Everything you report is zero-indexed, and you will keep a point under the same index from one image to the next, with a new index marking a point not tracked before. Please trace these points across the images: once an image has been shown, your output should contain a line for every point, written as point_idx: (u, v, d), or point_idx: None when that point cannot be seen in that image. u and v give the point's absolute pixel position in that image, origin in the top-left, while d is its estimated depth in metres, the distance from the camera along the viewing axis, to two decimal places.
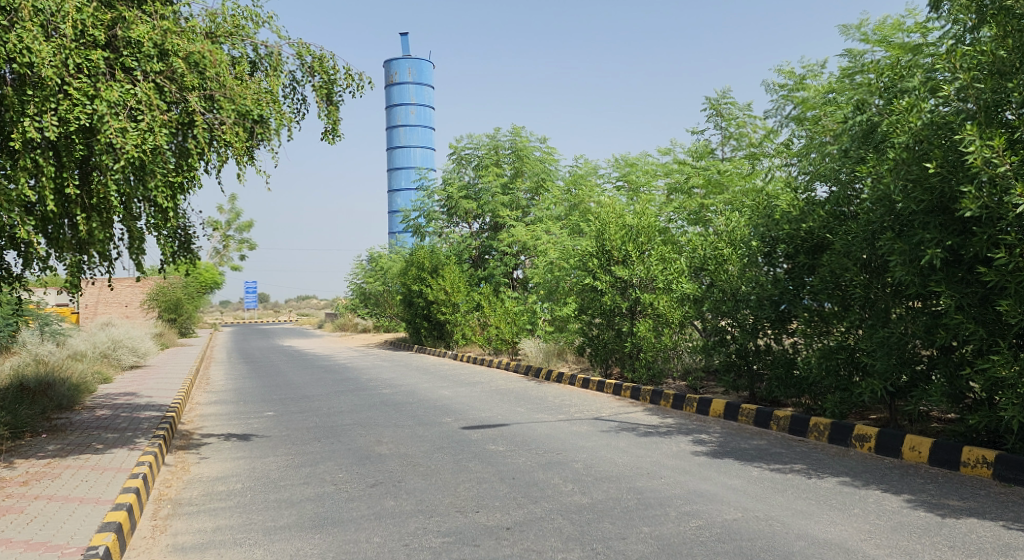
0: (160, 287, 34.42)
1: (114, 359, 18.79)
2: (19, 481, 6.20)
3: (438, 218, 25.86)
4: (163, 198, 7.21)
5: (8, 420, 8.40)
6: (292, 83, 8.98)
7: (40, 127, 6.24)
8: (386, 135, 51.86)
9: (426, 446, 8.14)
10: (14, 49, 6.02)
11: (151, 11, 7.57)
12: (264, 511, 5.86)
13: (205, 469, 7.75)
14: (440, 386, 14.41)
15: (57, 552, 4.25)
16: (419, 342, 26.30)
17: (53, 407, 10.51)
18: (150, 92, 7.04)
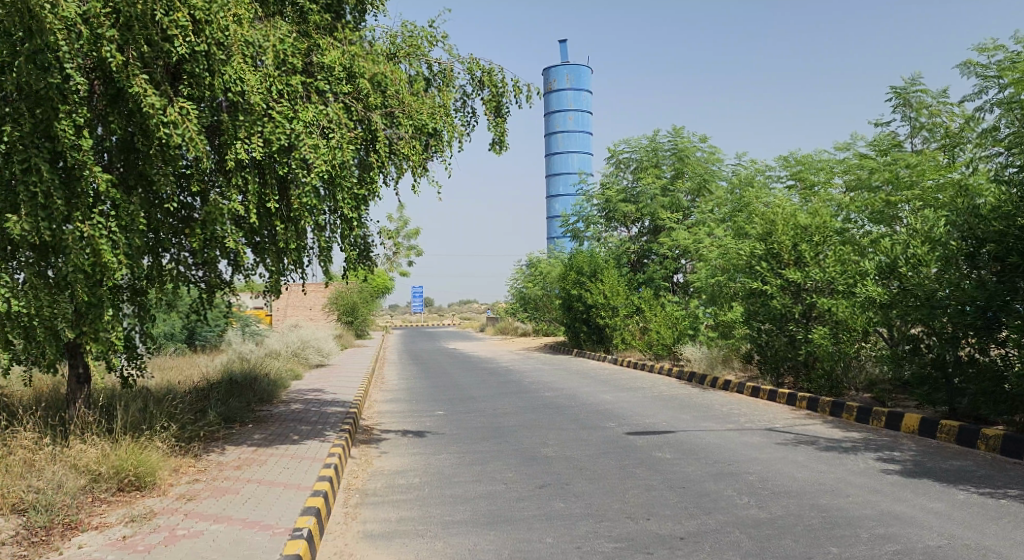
0: (338, 292, 37.12)
1: (302, 358, 20.46)
2: (233, 465, 6.94)
3: (596, 222, 26.45)
4: (348, 210, 7.78)
5: (221, 411, 9.42)
6: (462, 97, 9.39)
7: (248, 148, 6.99)
8: (545, 142, 52.61)
9: (591, 450, 8.17)
10: (229, 81, 6.77)
11: (341, 38, 8.26)
12: (442, 505, 6.16)
13: (385, 463, 8.26)
14: (602, 391, 14.39)
15: (269, 531, 4.72)
16: (579, 346, 26.40)
17: (256, 400, 11.65)
18: (340, 112, 7.65)
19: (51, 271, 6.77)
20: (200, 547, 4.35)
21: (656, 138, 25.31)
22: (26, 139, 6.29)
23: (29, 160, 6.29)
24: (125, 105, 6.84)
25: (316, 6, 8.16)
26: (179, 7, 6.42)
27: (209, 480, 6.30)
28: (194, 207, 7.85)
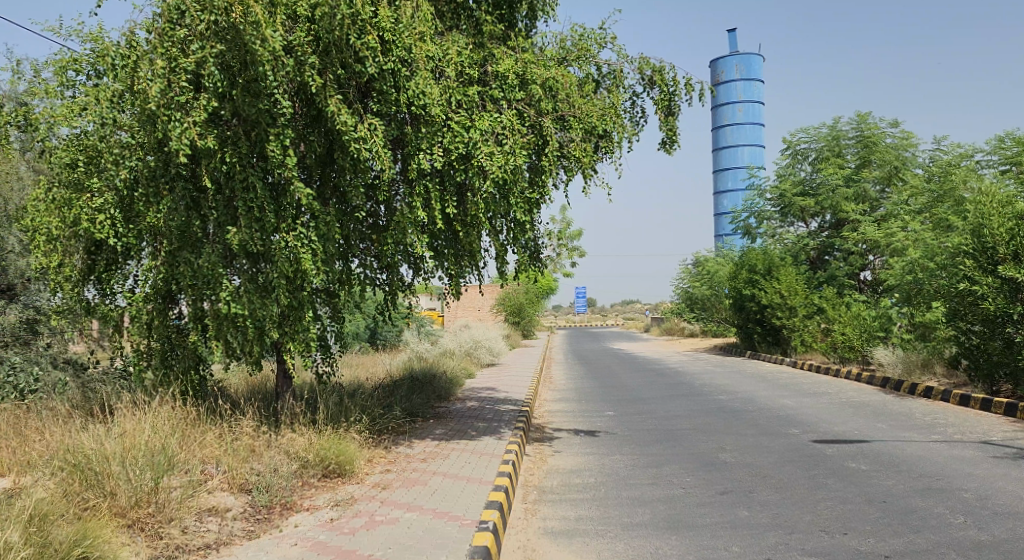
0: (504, 293, 38.02)
1: (474, 357, 21.21)
2: (420, 458, 7.34)
3: (770, 217, 25.20)
4: (521, 213, 7.97)
5: (405, 406, 9.99)
6: (632, 97, 9.30)
7: (430, 158, 7.36)
8: (712, 136, 50.86)
9: (774, 457, 7.80)
10: (413, 96, 7.15)
11: (514, 46, 8.46)
12: (620, 507, 6.14)
13: (560, 461, 8.37)
14: (782, 395, 13.67)
15: (458, 522, 4.95)
16: (753, 348, 25.26)
17: (435, 397, 12.21)
18: (514, 118, 7.81)
19: (263, 277, 7.53)
20: (398, 533, 4.66)
21: (838, 125, 23.66)
22: (242, 159, 7.05)
23: (246, 178, 7.06)
24: (323, 124, 7.48)
25: (491, 17, 8.43)
26: (369, 30, 6.91)
27: (399, 471, 6.71)
28: (382, 215, 8.40)
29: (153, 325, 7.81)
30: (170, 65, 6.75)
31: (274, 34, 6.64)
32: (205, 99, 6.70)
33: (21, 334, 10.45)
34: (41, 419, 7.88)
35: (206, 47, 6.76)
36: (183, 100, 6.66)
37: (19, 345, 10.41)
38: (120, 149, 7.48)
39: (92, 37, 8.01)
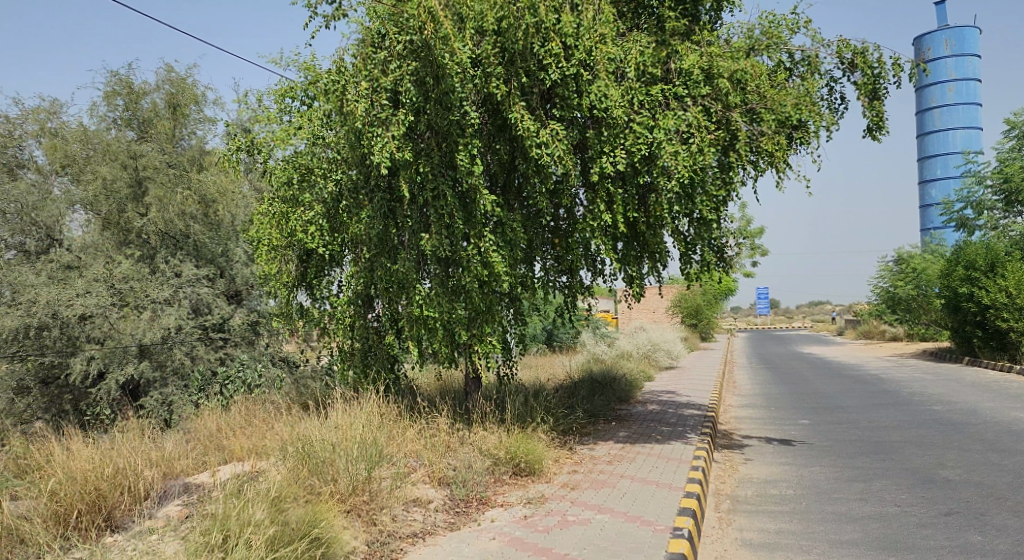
0: (683, 295, 37.02)
1: (654, 360, 20.85)
2: (607, 460, 7.32)
3: (991, 207, 22.64)
4: (707, 213, 7.71)
5: (588, 407, 10.02)
6: (830, 83, 8.70)
7: (612, 161, 7.34)
8: (917, 120, 46.43)
9: (1008, 477, 6.93)
10: (595, 99, 7.16)
11: (699, 40, 8.22)
12: (825, 522, 5.76)
13: (754, 471, 8.00)
14: (1012, 407, 12.14)
15: (652, 527, 4.89)
16: (971, 353, 22.68)
17: (617, 399, 12.13)
18: (699, 115, 7.55)
19: (453, 281, 7.88)
20: (592, 534, 4.69)
21: None
22: (435, 169, 7.45)
23: (438, 188, 7.45)
24: (508, 132, 7.68)
25: (673, 13, 8.24)
26: (553, 37, 7.06)
27: (587, 472, 6.74)
28: (563, 220, 8.48)
29: (356, 326, 8.46)
30: (372, 85, 7.29)
31: (462, 48, 6.97)
32: (402, 114, 7.15)
33: (246, 334, 11.73)
34: (266, 412, 8.79)
35: (403, 66, 7.22)
36: (383, 116, 7.15)
37: (245, 344, 11.69)
38: (328, 164, 8.17)
39: (304, 67, 8.87)
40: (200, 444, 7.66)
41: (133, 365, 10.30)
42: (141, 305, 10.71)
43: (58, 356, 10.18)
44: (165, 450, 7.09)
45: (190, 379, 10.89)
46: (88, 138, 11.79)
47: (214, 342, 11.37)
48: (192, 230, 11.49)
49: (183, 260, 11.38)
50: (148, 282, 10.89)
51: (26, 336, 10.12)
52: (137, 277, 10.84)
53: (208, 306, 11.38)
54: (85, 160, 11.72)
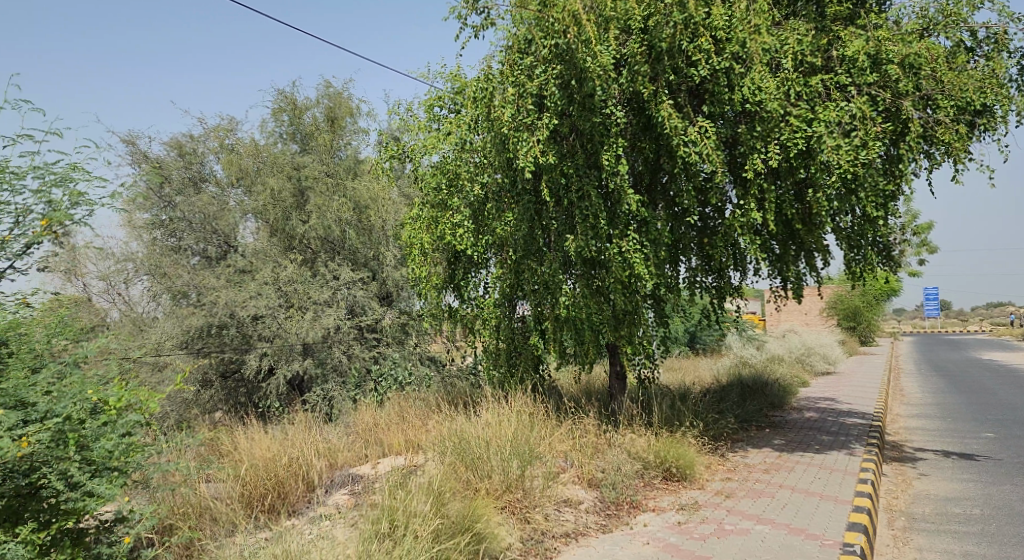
0: (839, 296, 34.80)
1: (808, 365, 19.72)
2: (764, 469, 7.02)
3: None
4: (872, 210, 7.20)
5: (739, 413, 9.64)
6: (1020, 62, 7.87)
7: (766, 156, 7.03)
8: None
9: None
10: (749, 92, 6.88)
11: (865, 24, 7.69)
12: (1020, 547, 5.23)
13: (930, 486, 7.38)
14: None
15: (818, 541, 4.66)
16: None
17: (770, 406, 11.58)
18: (865, 105, 7.07)
19: (599, 282, 7.83)
20: (752, 545, 4.54)
21: None
22: (579, 170, 7.46)
23: (582, 189, 7.43)
24: (654, 131, 7.53)
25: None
26: (702, 32, 6.87)
27: (742, 480, 6.50)
28: (712, 218, 8.22)
29: (502, 327, 8.69)
30: (518, 91, 7.43)
31: (606, 49, 6.95)
32: (547, 117, 7.23)
33: (398, 334, 12.27)
34: (418, 409, 9.16)
35: (548, 70, 7.28)
36: (529, 121, 7.26)
37: (396, 343, 12.24)
38: (475, 168, 8.37)
39: (452, 76, 9.18)
40: (360, 437, 8.12)
41: (297, 361, 11.24)
42: (304, 306, 11.49)
43: (235, 352, 11.22)
44: (331, 442, 7.58)
45: (347, 376, 11.69)
46: (258, 152, 12.72)
47: (369, 341, 12.10)
48: (348, 235, 12.13)
49: (341, 264, 12.05)
50: (311, 284, 11.65)
51: (209, 333, 11.26)
52: (301, 280, 11.59)
53: (362, 307, 12.02)
54: (256, 173, 12.60)
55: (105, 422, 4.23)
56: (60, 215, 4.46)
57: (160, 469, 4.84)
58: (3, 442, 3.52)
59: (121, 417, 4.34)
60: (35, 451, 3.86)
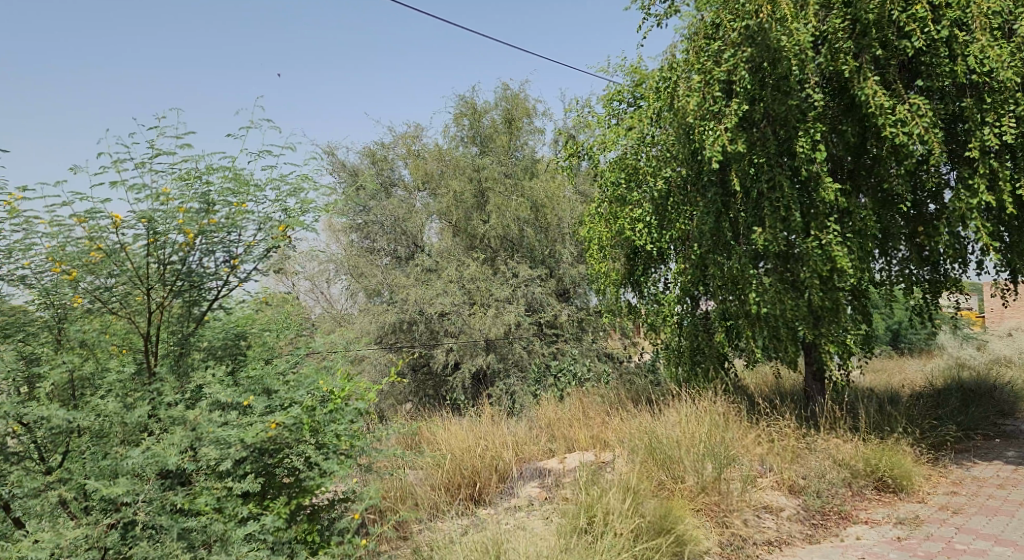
0: None
1: None
2: (996, 484, 6.26)
3: None
4: None
5: (959, 420, 8.67)
6: None
7: (997, 132, 6.23)
8: None
9: None
10: (975, 62, 6.13)
11: None
12: None
13: None
14: None
15: None
16: None
17: (995, 413, 10.30)
18: None
19: (794, 276, 7.33)
20: None
21: None
22: (770, 159, 7.01)
23: (774, 178, 7.00)
24: (858, 111, 6.94)
25: None
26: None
27: (971, 495, 5.83)
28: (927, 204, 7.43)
29: (685, 324, 8.44)
30: (705, 78, 7.15)
31: (803, 27, 6.49)
32: (736, 104, 6.88)
33: (576, 331, 12.31)
34: (599, 405, 9.11)
35: (738, 54, 6.93)
36: (716, 108, 6.97)
37: (575, 340, 12.29)
38: (657, 161, 8.16)
39: (631, 69, 9.06)
40: (544, 430, 8.24)
41: (480, 357, 11.70)
42: (486, 303, 11.83)
43: (424, 346, 11.98)
44: (516, 435, 7.73)
45: (528, 371, 11.97)
46: (442, 156, 13.18)
47: (548, 337, 12.26)
48: (526, 233, 12.32)
49: (519, 262, 12.24)
50: (492, 281, 11.94)
51: (401, 329, 12.08)
52: (482, 278, 11.86)
53: (540, 303, 12.18)
54: (440, 176, 13.12)
55: (333, 409, 4.58)
56: (295, 220, 5.03)
57: (383, 453, 5.26)
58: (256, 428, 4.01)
59: (346, 406, 4.67)
60: (281, 433, 4.27)
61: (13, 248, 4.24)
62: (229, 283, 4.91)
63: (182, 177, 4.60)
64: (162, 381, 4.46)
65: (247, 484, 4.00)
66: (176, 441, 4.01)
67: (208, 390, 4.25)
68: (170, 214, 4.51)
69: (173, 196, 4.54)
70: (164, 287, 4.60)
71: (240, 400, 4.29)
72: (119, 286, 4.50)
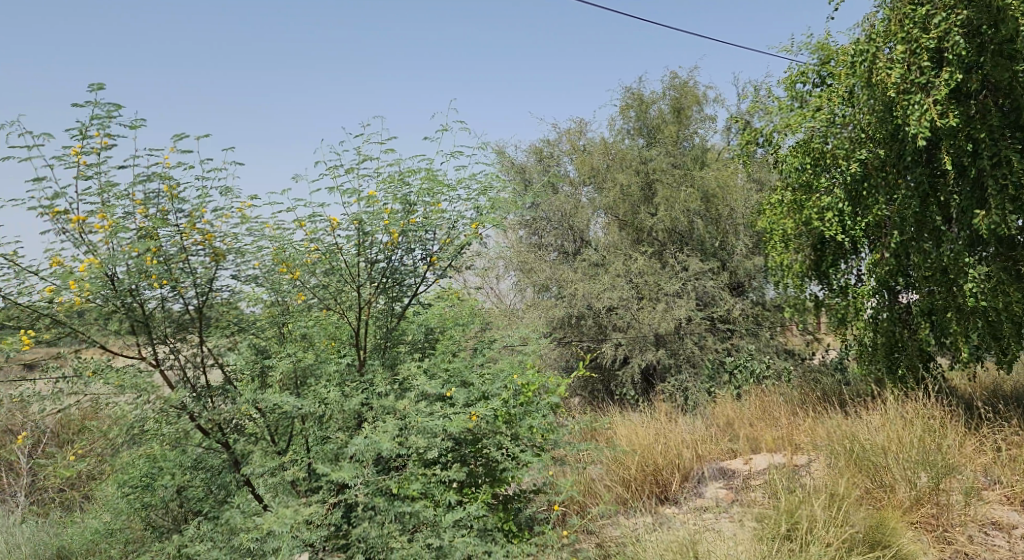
0: None
1: None
2: None
3: None
4: None
5: None
6: None
7: None
8: None
9: None
10: None
11: None
12: None
13: None
14: None
15: None
16: None
17: None
18: None
19: (1019, 265, 6.56)
20: None
21: None
22: (993, 132, 6.32)
23: (998, 154, 6.27)
24: None
25: None
26: None
27: None
28: None
29: (881, 319, 7.68)
30: (909, 48, 6.56)
31: None
32: (948, 73, 6.25)
33: (751, 326, 11.77)
34: (781, 404, 8.62)
35: (950, 17, 6.28)
36: (923, 80, 6.38)
37: (751, 335, 11.75)
38: (849, 143, 7.41)
39: (817, 47, 8.47)
40: (722, 428, 7.90)
41: (651, 352, 11.50)
42: (656, 298, 11.61)
43: (593, 341, 11.87)
44: (693, 433, 7.40)
45: (701, 367, 11.57)
46: (607, 150, 12.91)
47: (721, 333, 11.81)
48: (696, 225, 11.88)
49: (690, 256, 11.88)
50: (661, 275, 11.71)
51: (569, 324, 12.03)
52: (651, 272, 11.69)
53: (713, 297, 11.76)
54: (606, 170, 12.82)
55: (527, 402, 4.88)
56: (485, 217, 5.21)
57: (575, 448, 5.37)
58: (460, 421, 4.22)
59: (541, 400, 4.97)
60: (479, 425, 4.56)
61: (246, 251, 4.67)
62: (426, 280, 5.16)
63: (386, 179, 4.88)
64: (373, 373, 4.77)
65: (453, 473, 4.25)
66: (392, 429, 4.23)
67: (415, 383, 4.49)
68: (377, 215, 4.79)
69: (379, 198, 4.82)
70: (371, 285, 4.91)
71: (444, 391, 4.51)
72: (333, 284, 4.86)
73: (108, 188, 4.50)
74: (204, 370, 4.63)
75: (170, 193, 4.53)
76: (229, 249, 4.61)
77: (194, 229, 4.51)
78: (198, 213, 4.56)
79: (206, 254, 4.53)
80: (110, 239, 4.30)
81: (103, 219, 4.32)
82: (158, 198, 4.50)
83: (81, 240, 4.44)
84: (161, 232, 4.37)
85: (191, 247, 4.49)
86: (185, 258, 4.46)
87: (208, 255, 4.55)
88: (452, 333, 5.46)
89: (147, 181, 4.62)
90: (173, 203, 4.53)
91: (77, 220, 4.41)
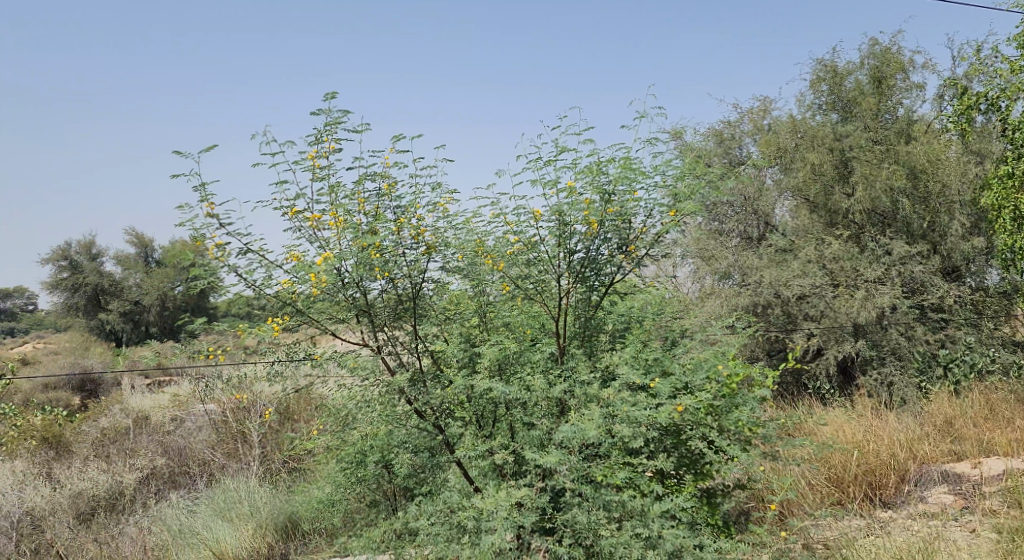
0: None
1: None
2: None
3: None
4: None
5: None
6: None
7: None
8: None
9: None
10: None
11: None
12: None
13: None
14: None
15: None
16: None
17: None
18: None
19: None
20: None
21: None
22: None
23: None
24: None
25: None
26: None
27: None
28: None
29: None
30: None
31: None
32: None
33: (971, 316, 10.52)
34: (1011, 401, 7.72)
35: None
36: None
37: (971, 326, 10.49)
38: None
39: None
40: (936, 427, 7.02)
41: (849, 343, 10.55)
42: (853, 286, 10.72)
43: (781, 331, 11.16)
44: (905, 432, 6.57)
45: (909, 361, 10.44)
46: (796, 128, 12.10)
47: (934, 323, 10.62)
48: (901, 205, 10.75)
49: (894, 238, 10.83)
50: (860, 260, 10.82)
51: (755, 313, 11.35)
52: (848, 257, 10.83)
53: (923, 283, 10.66)
54: (795, 149, 12.00)
55: (734, 395, 4.78)
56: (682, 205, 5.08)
57: (790, 444, 5.20)
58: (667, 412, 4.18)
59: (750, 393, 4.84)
60: (684, 416, 4.45)
61: (455, 244, 4.87)
62: (624, 269, 5.09)
63: (585, 168, 4.88)
64: (575, 361, 4.84)
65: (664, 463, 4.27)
66: (600, 416, 4.24)
67: (619, 372, 4.45)
68: (577, 205, 4.81)
69: (578, 189, 4.83)
70: (571, 275, 4.94)
71: (648, 382, 4.42)
72: (537, 275, 4.98)
73: (336, 188, 4.87)
74: (418, 355, 4.95)
75: (388, 191, 4.81)
76: (440, 243, 4.83)
77: (408, 224, 4.76)
78: (412, 209, 4.81)
79: (419, 247, 4.78)
80: (339, 236, 4.64)
81: (334, 217, 4.68)
82: (378, 197, 4.81)
83: (315, 237, 4.83)
84: (381, 228, 4.65)
85: (407, 241, 4.75)
86: (402, 252, 4.73)
87: (421, 249, 4.80)
88: (648, 322, 5.46)
89: (369, 180, 4.94)
90: (390, 200, 4.82)
91: (312, 218, 4.81)
